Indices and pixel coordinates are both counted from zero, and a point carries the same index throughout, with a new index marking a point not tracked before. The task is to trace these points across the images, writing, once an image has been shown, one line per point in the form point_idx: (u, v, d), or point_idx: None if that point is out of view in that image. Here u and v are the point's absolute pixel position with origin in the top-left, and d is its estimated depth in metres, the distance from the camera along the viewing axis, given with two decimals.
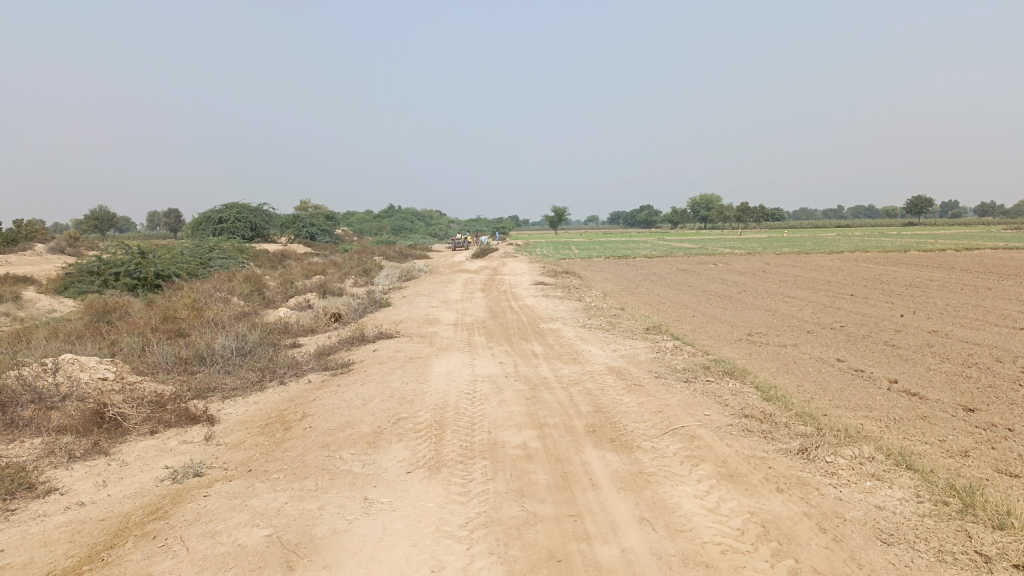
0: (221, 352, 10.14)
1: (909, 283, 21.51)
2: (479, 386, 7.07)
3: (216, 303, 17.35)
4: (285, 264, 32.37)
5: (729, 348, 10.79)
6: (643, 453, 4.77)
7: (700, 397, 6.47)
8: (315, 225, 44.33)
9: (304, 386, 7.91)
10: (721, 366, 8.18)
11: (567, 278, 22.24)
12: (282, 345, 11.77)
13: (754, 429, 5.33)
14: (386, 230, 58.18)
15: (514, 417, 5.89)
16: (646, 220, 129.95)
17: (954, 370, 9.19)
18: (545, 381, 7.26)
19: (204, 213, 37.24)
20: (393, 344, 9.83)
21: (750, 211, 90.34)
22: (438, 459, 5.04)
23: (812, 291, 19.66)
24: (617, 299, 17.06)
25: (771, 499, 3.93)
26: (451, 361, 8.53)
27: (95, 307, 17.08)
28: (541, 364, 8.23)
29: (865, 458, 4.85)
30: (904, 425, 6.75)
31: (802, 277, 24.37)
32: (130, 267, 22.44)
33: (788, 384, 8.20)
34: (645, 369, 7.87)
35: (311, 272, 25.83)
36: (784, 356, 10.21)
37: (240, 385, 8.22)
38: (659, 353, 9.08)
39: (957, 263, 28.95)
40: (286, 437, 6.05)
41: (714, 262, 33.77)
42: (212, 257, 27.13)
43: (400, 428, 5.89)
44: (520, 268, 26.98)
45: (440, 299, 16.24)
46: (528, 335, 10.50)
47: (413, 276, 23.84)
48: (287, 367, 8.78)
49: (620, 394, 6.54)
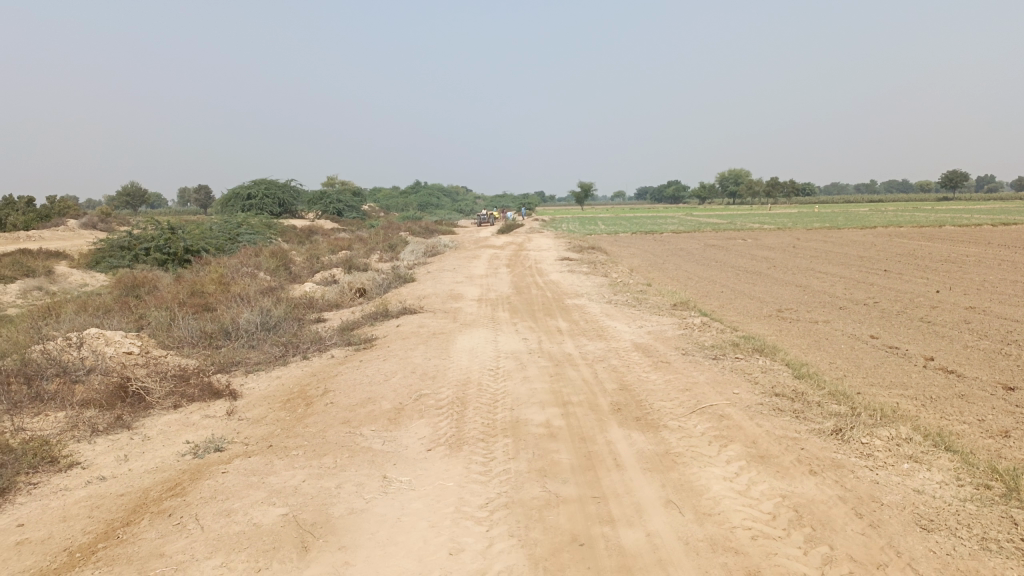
0: (245, 327, 10.12)
1: (946, 258, 20.95)
2: (502, 362, 6.95)
3: (242, 277, 17.41)
4: (312, 239, 32.46)
5: (759, 324, 10.54)
6: (670, 432, 4.62)
7: (728, 374, 6.29)
8: (341, 200, 44.40)
9: (326, 361, 7.86)
10: (750, 343, 7.97)
11: (593, 254, 22.02)
12: (306, 320, 11.74)
13: (785, 408, 5.15)
14: (412, 205, 58.15)
15: (538, 394, 5.76)
16: (674, 195, 128.60)
17: (992, 347, 8.88)
18: (570, 357, 7.11)
19: (232, 189, 37.45)
20: (416, 320, 9.74)
21: (781, 185, 88.86)
22: (458, 437, 4.93)
23: (844, 266, 19.23)
24: (644, 274, 16.82)
25: (804, 482, 3.77)
26: (475, 336, 8.42)
27: (124, 282, 17.23)
28: (566, 340, 8.07)
29: (903, 439, 4.65)
30: (941, 404, 6.51)
31: (833, 252, 23.88)
32: (159, 242, 22.61)
33: (819, 361, 7.97)
34: (672, 345, 7.69)
35: (336, 247, 25.86)
36: (815, 333, 9.95)
37: (263, 360, 8.19)
38: (687, 329, 8.88)
39: (994, 238, 28.19)
40: (307, 413, 5.99)
41: (742, 237, 33.29)
42: (239, 232, 27.28)
43: (421, 404, 5.79)
44: (546, 243, 26.74)
45: (464, 274, 16.12)
46: (552, 311, 10.35)
47: (438, 251, 23.75)
48: (310, 342, 8.72)
49: (646, 371, 6.38)
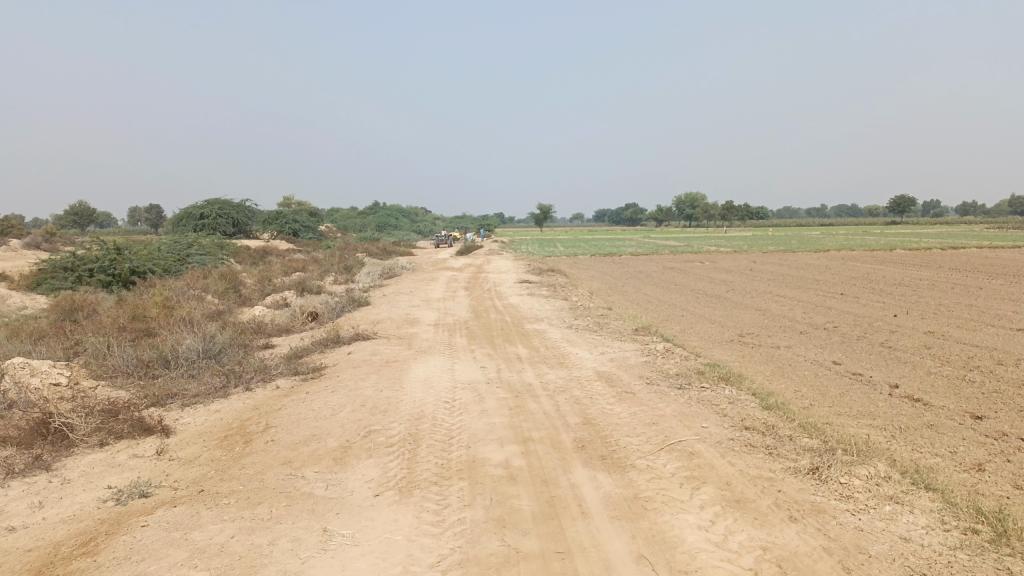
0: (186, 355, 9.56)
1: (899, 282, 21.21)
2: (459, 393, 6.57)
3: (189, 300, 16.74)
4: (265, 260, 31.67)
5: (721, 350, 10.34)
6: (638, 473, 4.29)
7: (695, 406, 6.01)
8: (297, 220, 43.57)
9: (271, 392, 7.38)
10: (715, 371, 7.72)
11: (552, 276, 21.79)
12: (254, 346, 11.20)
13: (758, 444, 4.86)
14: (370, 226, 57.45)
15: (496, 430, 5.39)
16: (632, 218, 130.03)
17: (956, 374, 8.78)
18: (530, 388, 6.76)
19: (184, 208, 36.49)
20: (369, 347, 9.30)
21: (735, 209, 90.29)
22: (409, 480, 4.53)
23: (801, 290, 19.29)
24: (604, 298, 16.60)
25: (785, 531, 3.47)
26: (430, 365, 8.01)
27: (62, 305, 16.41)
28: (525, 369, 7.71)
29: (881, 477, 4.40)
30: (911, 435, 6.32)
31: (789, 276, 24.06)
32: (103, 264, 21.73)
33: (786, 389, 7.74)
34: (636, 374, 7.39)
35: (290, 269, 25.18)
36: (778, 359, 9.77)
37: (203, 391, 7.68)
38: (650, 356, 8.61)
39: (944, 261, 28.77)
40: (245, 452, 5.53)
41: (700, 260, 33.41)
42: (189, 254, 26.44)
43: (370, 442, 5.37)
44: (505, 265, 26.45)
45: (421, 297, 15.70)
46: (511, 337, 10.00)
47: (395, 273, 23.26)
48: (254, 372, 8.23)
49: (610, 403, 6.06)
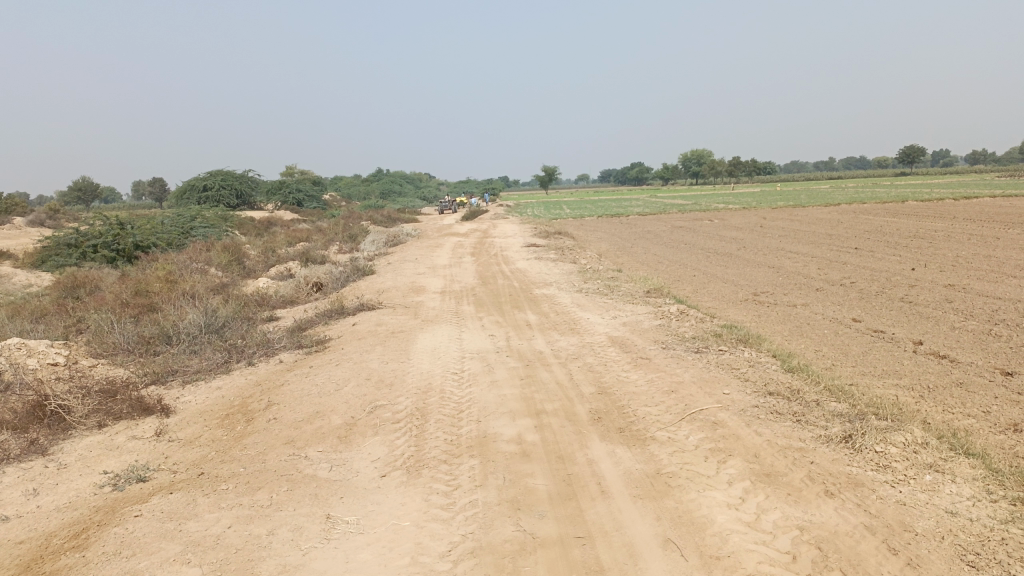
0: (188, 330, 9.33)
1: (913, 234, 20.78)
2: (467, 364, 6.31)
3: (192, 274, 16.52)
4: (270, 231, 31.39)
5: (736, 310, 10.05)
6: (659, 447, 4.03)
7: (715, 371, 5.74)
8: (301, 190, 43.14)
9: (273, 367, 7.15)
10: (732, 333, 7.43)
11: (559, 239, 21.43)
12: (258, 320, 10.97)
13: (784, 411, 4.60)
14: (374, 194, 56.95)
15: (507, 402, 5.15)
16: (637, 178, 128.95)
17: (981, 329, 8.48)
18: (541, 356, 6.50)
19: (188, 180, 36.16)
20: (374, 317, 9.04)
21: (742, 165, 89.25)
22: (417, 459, 4.29)
23: (814, 245, 18.92)
24: (612, 260, 16.25)
25: (822, 509, 3.22)
26: (437, 335, 7.75)
27: (64, 282, 16.22)
28: (535, 336, 7.44)
29: (919, 444, 4.13)
30: (941, 394, 6.04)
31: (801, 231, 23.66)
32: (106, 239, 21.52)
33: (806, 350, 7.46)
34: (650, 338, 7.12)
35: (294, 239, 24.92)
36: (796, 317, 9.47)
37: (205, 367, 7.45)
38: (663, 319, 8.32)
39: (957, 212, 28.22)
40: (247, 432, 5.30)
41: (708, 218, 32.92)
42: (193, 226, 26.18)
43: (376, 418, 5.14)
44: (510, 229, 26.11)
45: (426, 265, 15.42)
46: (520, 303, 9.73)
47: (400, 240, 22.95)
48: (257, 346, 8.00)
49: (625, 370, 5.80)
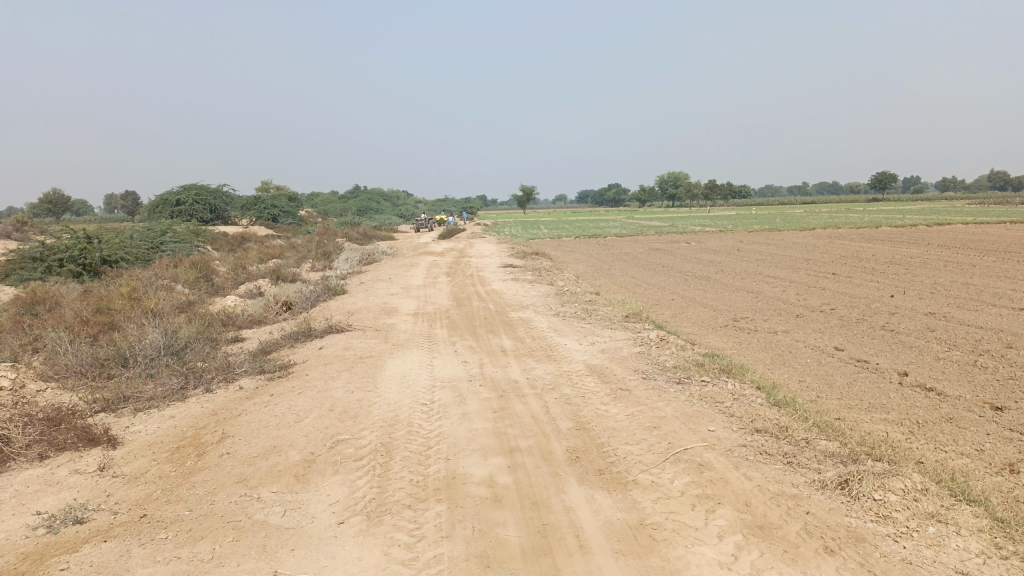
0: (146, 351, 8.88)
1: (890, 260, 20.80)
2: (437, 394, 5.96)
3: (158, 291, 16.00)
4: (242, 247, 30.80)
5: (717, 336, 9.81)
6: (642, 492, 3.72)
7: (699, 405, 5.44)
8: (276, 205, 42.53)
9: (232, 395, 6.74)
10: (715, 362, 7.15)
11: (537, 260, 21.17)
12: (222, 341, 10.52)
13: (774, 451, 4.31)
14: (350, 211, 56.45)
15: (479, 438, 4.81)
16: (614, 198, 129.61)
17: (966, 360, 8.30)
18: (516, 386, 6.17)
19: (160, 194, 35.54)
20: (342, 340, 8.65)
21: (718, 188, 90.00)
22: (379, 503, 3.93)
23: (793, 270, 18.84)
24: (590, 282, 16.00)
25: (822, 570, 2.93)
26: (407, 361, 7.39)
27: (23, 298, 15.61)
28: (510, 364, 7.10)
29: (919, 490, 3.87)
30: (932, 431, 5.80)
31: (778, 255, 23.63)
32: (72, 253, 20.89)
33: (790, 381, 7.20)
34: (631, 367, 6.83)
35: (267, 256, 24.41)
36: (777, 345, 9.23)
37: (160, 394, 7.02)
38: (644, 346, 8.03)
39: (931, 239, 28.45)
40: (197, 469, 4.91)
41: (685, 240, 32.87)
42: (163, 241, 25.58)
43: (337, 455, 4.77)
44: (488, 249, 25.81)
45: (400, 285, 15.06)
46: (494, 327, 9.39)
47: (374, 259, 22.55)
48: (217, 371, 7.58)
49: (604, 403, 5.48)
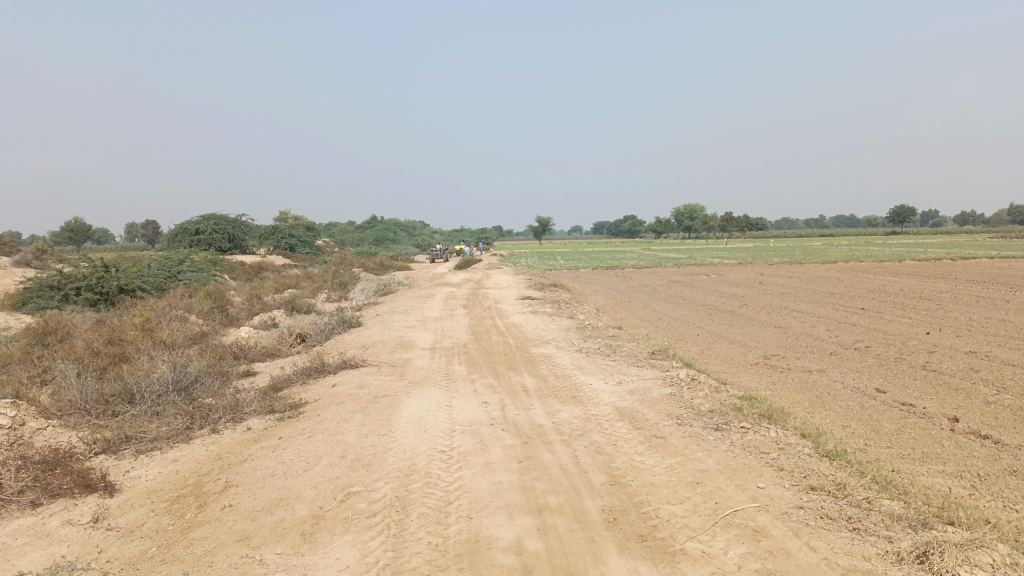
0: (153, 387, 8.52)
1: (919, 294, 20.21)
2: (457, 440, 5.54)
3: (171, 322, 15.75)
4: (259, 277, 30.62)
5: (748, 376, 9.34)
6: (693, 565, 3.28)
7: (742, 455, 4.99)
8: (294, 235, 42.51)
9: (239, 437, 6.34)
10: (753, 406, 6.68)
11: (555, 292, 20.77)
12: (233, 376, 10.16)
13: (836, 516, 3.86)
14: (367, 241, 56.43)
15: (504, 493, 4.37)
16: (631, 230, 129.42)
17: (1019, 404, 7.78)
18: (541, 431, 5.74)
19: (179, 224, 35.65)
20: (357, 377, 8.26)
21: (735, 220, 89.47)
22: (394, 571, 3.50)
23: (819, 304, 18.33)
24: (612, 316, 15.59)
25: None
26: (424, 401, 6.98)
27: (35, 328, 15.39)
28: (533, 406, 6.67)
29: (1008, 564, 3.40)
30: (997, 485, 5.30)
31: (802, 289, 23.10)
32: (87, 282, 20.73)
33: (833, 428, 6.73)
34: (663, 411, 6.38)
35: (282, 286, 24.18)
36: (814, 386, 8.75)
37: (163, 434, 6.65)
38: (674, 386, 7.59)
39: (958, 273, 27.82)
40: (196, 524, 4.50)
41: (705, 273, 32.42)
42: (180, 270, 25.45)
43: (350, 509, 4.36)
44: (505, 280, 25.50)
45: (417, 317, 14.71)
46: (515, 364, 8.97)
47: (390, 290, 22.23)
48: (224, 409, 7.20)
49: (638, 453, 5.04)
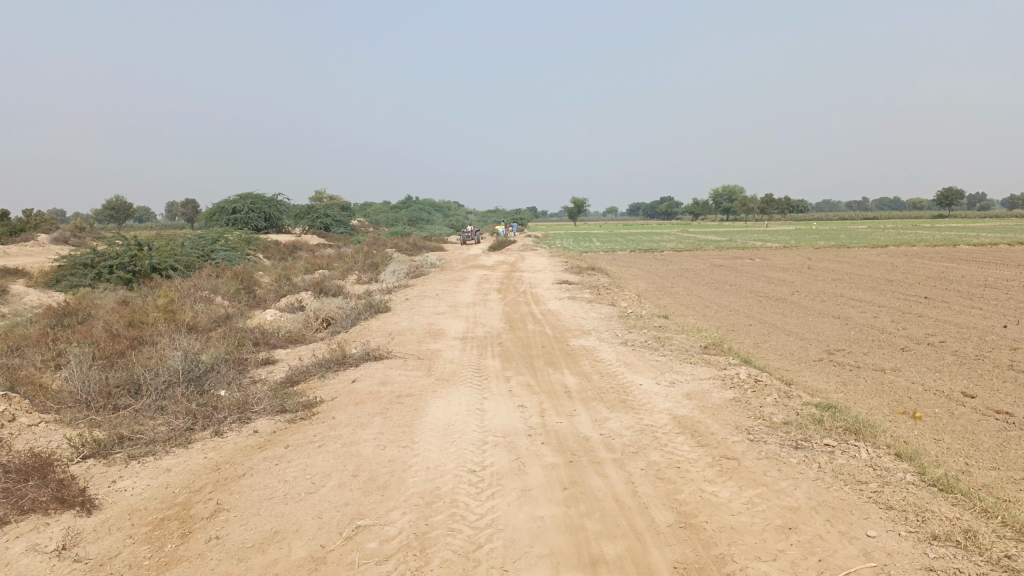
0: (161, 378, 7.84)
1: (983, 282, 18.94)
2: (490, 457, 4.71)
3: (196, 304, 15.19)
4: (292, 257, 30.09)
5: (814, 374, 8.40)
6: None
7: (837, 488, 4.10)
8: (329, 214, 42.01)
9: (242, 443, 5.58)
10: (835, 417, 5.73)
11: (594, 276, 19.87)
12: (250, 366, 9.47)
13: None
14: (402, 221, 55.89)
15: (547, 535, 3.53)
16: (667, 211, 127.54)
17: None
18: (589, 447, 4.89)
19: (215, 202, 35.38)
20: (379, 372, 7.47)
21: (775, 202, 87.30)
22: None
23: (877, 292, 17.18)
24: (655, 302, 14.68)
25: None
26: (453, 403, 6.17)
27: (58, 308, 14.92)
28: (577, 412, 5.80)
29: None
30: None
31: (856, 275, 21.87)
32: (118, 260, 20.32)
33: (927, 446, 5.79)
34: (729, 421, 5.50)
35: (313, 266, 23.57)
36: (892, 390, 7.77)
37: (162, 438, 5.92)
38: (737, 389, 6.68)
39: (1021, 259, 26.24)
40: (174, 560, 3.72)
41: (749, 256, 31.22)
42: (211, 248, 24.99)
43: (358, 549, 3.55)
44: (541, 263, 24.69)
45: (448, 302, 13.95)
46: (554, 358, 8.11)
47: (422, 272, 21.51)
48: (231, 408, 6.46)
49: (709, 481, 4.17)
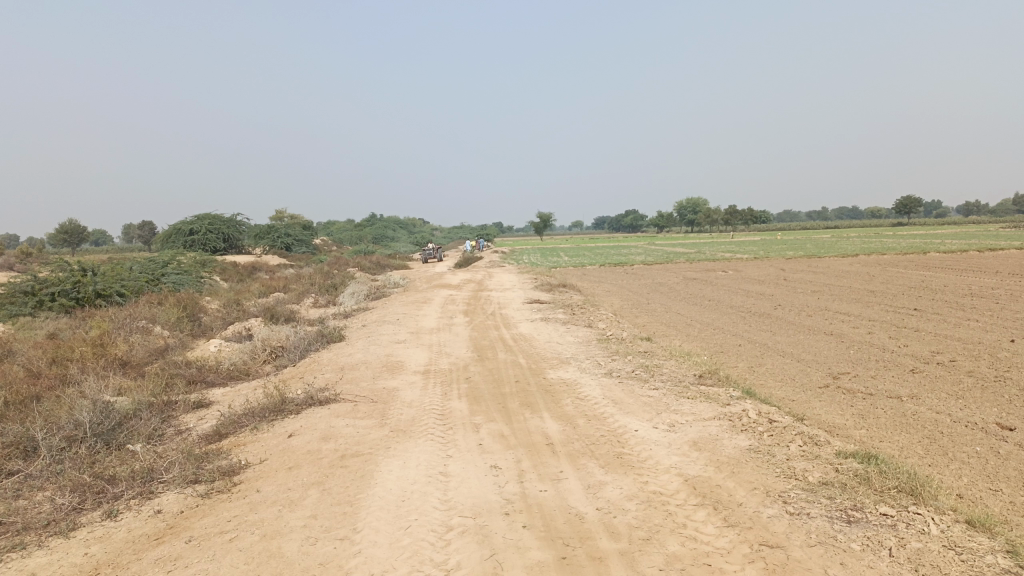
0: (61, 434, 6.51)
1: (967, 291, 18.30)
2: (457, 553, 3.54)
3: (133, 335, 13.75)
4: (250, 279, 28.57)
5: (826, 406, 7.37)
6: None
7: None
8: (290, 234, 40.48)
9: (138, 533, 4.31)
10: (880, 470, 4.67)
11: (566, 294, 18.80)
12: (179, 411, 8.15)
13: None
14: (366, 238, 54.46)
15: None
16: (633, 225, 127.72)
17: None
18: (585, 531, 3.75)
19: (171, 224, 33.73)
20: (323, 421, 6.26)
21: (739, 214, 87.48)
22: None
23: (864, 305, 16.36)
24: (635, 323, 13.63)
25: None
26: (410, 464, 4.99)
27: None
28: (565, 475, 4.65)
29: None
30: None
31: (834, 286, 21.13)
32: (60, 287, 18.72)
33: (990, 503, 4.75)
34: (755, 483, 4.39)
35: (269, 289, 22.12)
36: (919, 424, 6.75)
37: (36, 523, 4.60)
38: (752, 433, 5.58)
39: (997, 266, 25.85)
40: None
41: (721, 268, 30.49)
42: (162, 272, 23.41)
43: None
44: (509, 280, 23.61)
45: (410, 328, 12.77)
46: (530, 397, 6.96)
47: (383, 293, 20.25)
48: (134, 477, 5.20)
49: None
